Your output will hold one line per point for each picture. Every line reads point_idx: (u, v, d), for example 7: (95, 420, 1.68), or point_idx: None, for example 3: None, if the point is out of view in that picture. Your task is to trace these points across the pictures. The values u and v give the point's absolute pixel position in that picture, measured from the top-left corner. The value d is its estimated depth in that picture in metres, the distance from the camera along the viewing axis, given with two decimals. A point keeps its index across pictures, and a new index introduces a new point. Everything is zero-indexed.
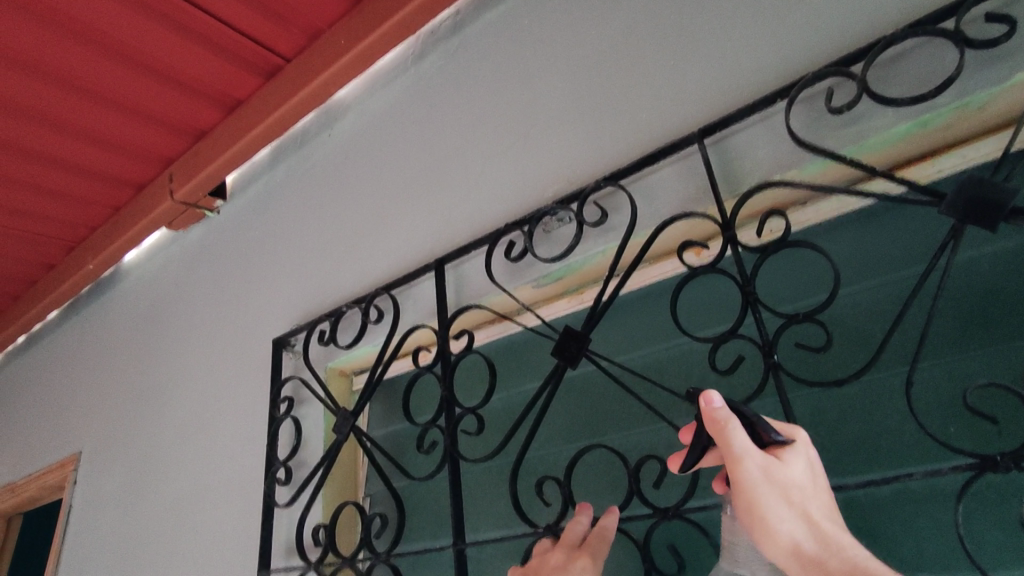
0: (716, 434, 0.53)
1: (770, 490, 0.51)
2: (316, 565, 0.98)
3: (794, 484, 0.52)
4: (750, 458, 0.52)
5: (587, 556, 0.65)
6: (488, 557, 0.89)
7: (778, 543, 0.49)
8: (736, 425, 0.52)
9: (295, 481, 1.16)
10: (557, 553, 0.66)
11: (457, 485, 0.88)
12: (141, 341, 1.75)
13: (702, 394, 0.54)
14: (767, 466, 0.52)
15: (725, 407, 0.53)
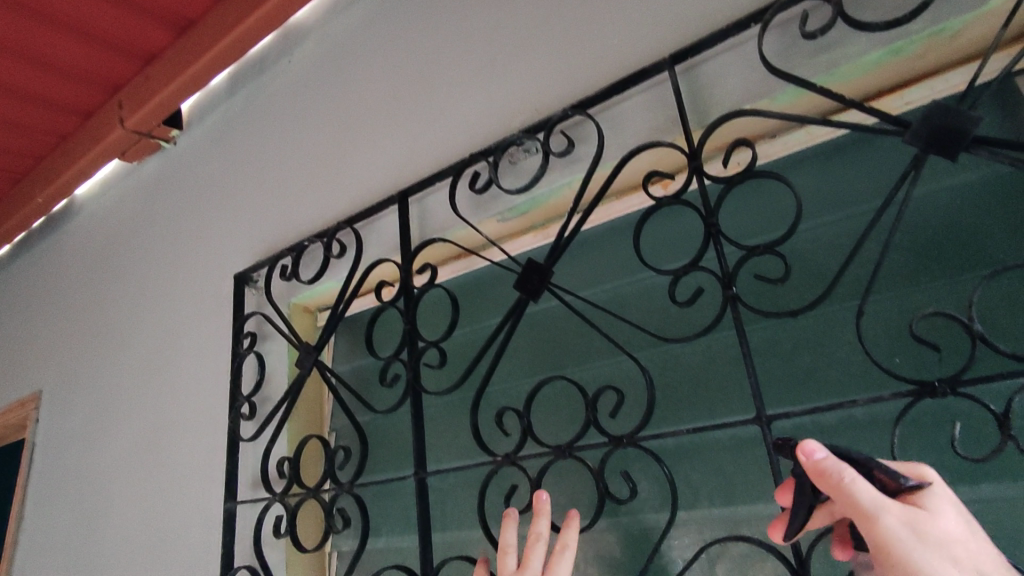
0: (834, 491, 0.44)
1: (928, 553, 0.42)
2: (282, 496, 0.98)
3: (953, 540, 0.42)
4: (887, 513, 0.43)
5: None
6: (450, 485, 0.91)
7: None
8: (854, 472, 0.43)
9: (260, 415, 1.16)
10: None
11: (419, 418, 0.88)
12: (99, 277, 1.69)
13: (799, 448, 0.46)
14: (911, 521, 0.42)
15: (832, 456, 0.45)
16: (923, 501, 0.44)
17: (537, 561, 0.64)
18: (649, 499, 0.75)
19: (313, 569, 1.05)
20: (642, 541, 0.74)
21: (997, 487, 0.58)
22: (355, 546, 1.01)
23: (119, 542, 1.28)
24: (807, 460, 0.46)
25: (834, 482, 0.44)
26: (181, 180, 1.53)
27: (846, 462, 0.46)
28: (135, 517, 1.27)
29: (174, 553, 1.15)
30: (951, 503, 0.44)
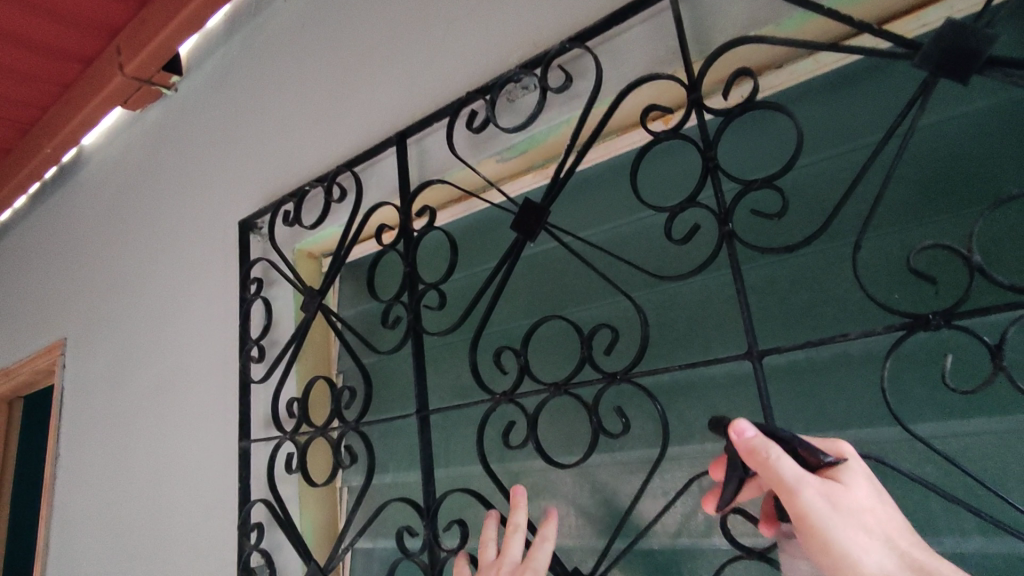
0: (759, 465, 0.47)
1: (843, 522, 0.44)
2: (292, 434, 1.01)
3: (865, 510, 0.45)
4: (808, 486, 0.45)
5: (530, 574, 0.62)
6: (454, 423, 0.94)
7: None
8: (779, 450, 0.46)
9: (269, 358, 1.19)
10: (502, 571, 0.63)
11: (421, 358, 0.89)
12: (112, 227, 1.70)
13: (731, 427, 0.49)
14: (829, 492, 0.45)
15: (759, 434, 0.48)
16: (840, 475, 0.47)
17: (516, 550, 0.65)
18: (643, 433, 0.76)
19: (325, 502, 1.10)
20: (636, 473, 0.76)
21: (989, 421, 0.57)
22: (363, 480, 1.05)
23: (145, 479, 1.34)
24: (738, 438, 0.49)
25: (762, 458, 0.47)
26: (184, 127, 1.52)
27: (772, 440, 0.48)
28: (158, 455, 1.32)
29: (195, 488, 1.20)
30: (864, 477, 0.47)
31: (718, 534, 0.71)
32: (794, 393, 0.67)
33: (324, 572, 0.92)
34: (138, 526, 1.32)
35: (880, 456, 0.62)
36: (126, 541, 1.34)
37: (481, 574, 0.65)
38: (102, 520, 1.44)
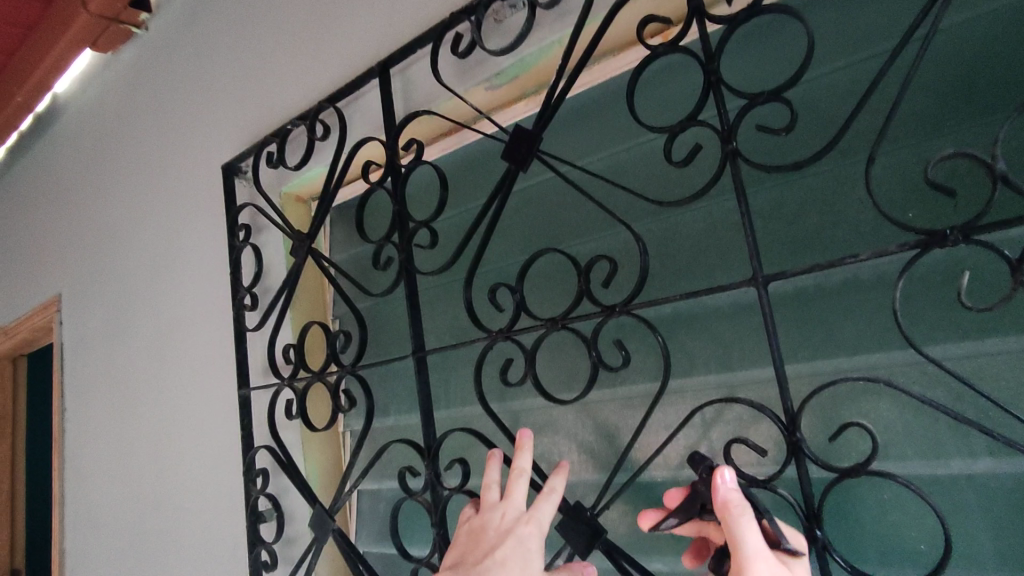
0: (729, 520, 0.50)
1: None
2: (290, 381, 1.00)
3: None
4: (762, 560, 0.49)
5: (534, 522, 0.63)
6: (453, 364, 0.93)
7: None
8: (752, 516, 0.50)
9: (263, 306, 1.16)
10: (504, 516, 0.64)
11: (414, 298, 0.87)
12: (95, 178, 1.65)
13: (716, 473, 0.52)
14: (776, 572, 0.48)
15: (739, 492, 0.51)
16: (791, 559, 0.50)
17: (519, 496, 0.66)
18: (644, 366, 0.75)
19: (328, 446, 1.10)
20: (638, 407, 0.75)
21: (1006, 341, 0.55)
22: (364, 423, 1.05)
23: (151, 430, 1.35)
24: (718, 485, 0.52)
25: (733, 515, 0.50)
26: (159, 69, 1.44)
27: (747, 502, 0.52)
28: (162, 407, 1.32)
29: (200, 437, 1.21)
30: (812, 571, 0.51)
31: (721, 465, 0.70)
32: (801, 320, 0.65)
33: (330, 513, 0.93)
34: (147, 475, 1.34)
35: (889, 379, 0.60)
36: (138, 490, 1.36)
37: (483, 517, 0.66)
38: (113, 471, 1.46)
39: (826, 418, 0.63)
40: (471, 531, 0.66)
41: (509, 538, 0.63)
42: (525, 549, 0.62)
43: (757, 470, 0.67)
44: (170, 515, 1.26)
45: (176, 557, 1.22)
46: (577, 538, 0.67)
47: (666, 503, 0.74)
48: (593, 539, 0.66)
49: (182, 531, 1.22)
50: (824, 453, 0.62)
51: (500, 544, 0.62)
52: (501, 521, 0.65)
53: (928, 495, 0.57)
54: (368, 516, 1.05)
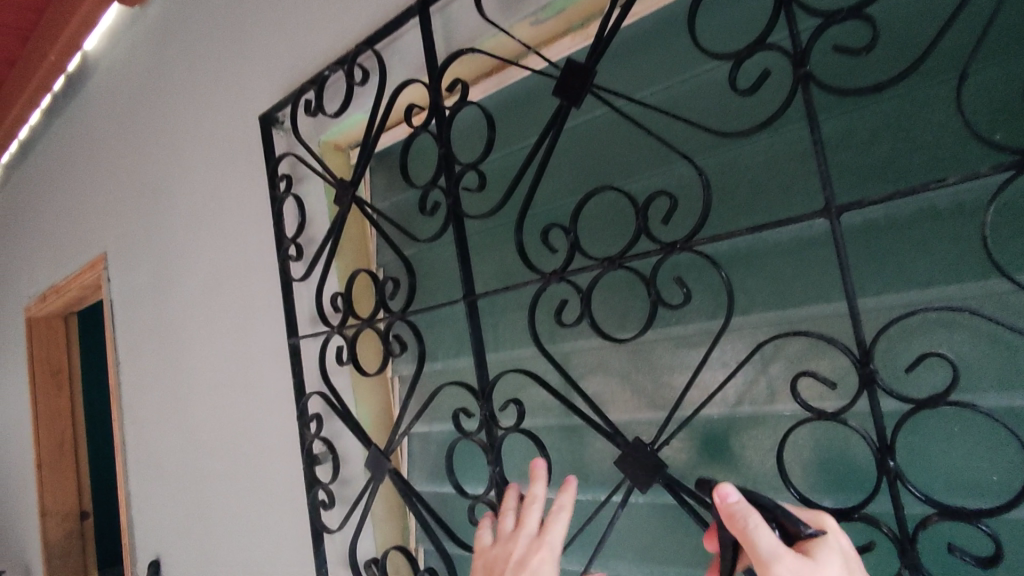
0: (741, 532, 0.50)
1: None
2: (340, 328, 1.02)
3: None
4: (780, 560, 0.48)
5: (548, 545, 0.66)
6: (502, 308, 0.93)
7: None
8: (759, 518, 0.50)
9: (307, 257, 1.17)
10: (519, 544, 0.67)
11: (463, 243, 0.86)
12: (131, 135, 1.66)
13: (714, 490, 0.53)
14: (801, 568, 0.48)
15: (742, 501, 0.51)
16: (815, 550, 0.50)
17: (531, 522, 0.69)
18: (703, 305, 0.73)
19: (378, 391, 1.13)
20: (696, 347, 0.75)
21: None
22: (413, 369, 1.07)
23: (204, 381, 1.39)
24: (721, 502, 0.52)
25: (742, 524, 0.50)
26: (188, 19, 1.42)
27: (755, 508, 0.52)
28: (213, 358, 1.36)
29: (253, 386, 1.24)
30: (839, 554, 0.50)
31: (783, 401, 0.69)
32: (875, 251, 0.63)
33: (385, 454, 0.96)
34: (204, 422, 1.39)
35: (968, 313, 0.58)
36: (196, 438, 1.42)
37: (500, 548, 0.69)
38: (170, 420, 1.52)
39: (901, 352, 0.61)
40: (488, 566, 0.68)
41: (525, 568, 0.65)
42: (542, 571, 0.64)
43: (825, 404, 0.66)
44: (229, 460, 1.31)
45: (238, 498, 1.28)
46: (638, 472, 0.69)
47: (724, 440, 0.74)
48: (654, 472, 0.68)
49: (241, 473, 1.28)
50: (897, 385, 0.61)
51: (517, 574, 0.64)
52: (516, 548, 0.67)
53: (1013, 426, 0.55)
54: (420, 458, 1.08)
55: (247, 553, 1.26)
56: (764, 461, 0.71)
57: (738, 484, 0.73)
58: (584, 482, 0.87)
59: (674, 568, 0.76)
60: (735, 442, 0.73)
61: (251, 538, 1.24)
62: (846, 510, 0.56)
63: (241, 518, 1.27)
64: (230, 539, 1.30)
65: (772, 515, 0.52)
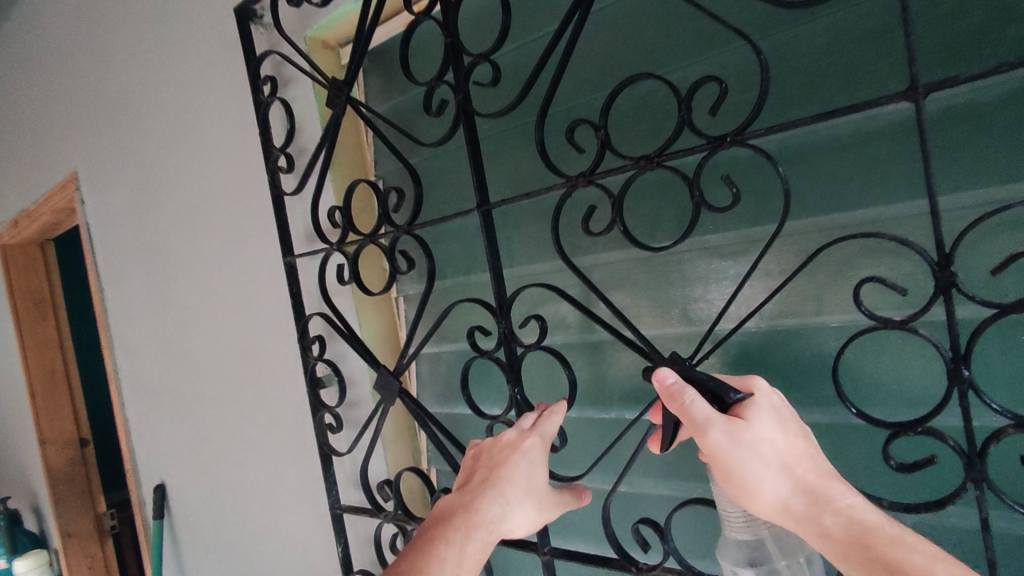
0: (679, 408, 0.53)
1: (742, 457, 0.50)
2: (339, 245, 0.94)
3: (764, 444, 0.50)
4: (712, 428, 0.50)
5: (536, 434, 0.72)
6: (520, 218, 0.86)
7: (764, 505, 0.50)
8: (691, 394, 0.52)
9: (299, 168, 1.08)
10: (510, 431, 0.73)
11: (474, 147, 0.78)
12: (92, 38, 1.50)
13: (653, 374, 0.55)
14: (730, 432, 0.51)
15: (677, 379, 0.53)
16: (746, 412, 0.52)
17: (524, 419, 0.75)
18: (746, 209, 0.68)
19: (383, 310, 1.07)
20: (737, 257, 0.69)
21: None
22: (421, 288, 1.00)
23: (196, 307, 1.32)
24: (660, 383, 0.55)
25: (679, 402, 0.53)
26: None
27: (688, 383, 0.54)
28: (203, 283, 1.28)
29: (248, 310, 1.18)
30: (769, 412, 0.52)
31: (829, 311, 0.64)
32: (964, 142, 0.54)
33: (395, 375, 0.91)
34: (199, 347, 1.34)
35: None
36: (193, 365, 1.37)
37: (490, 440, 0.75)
38: (164, 348, 1.47)
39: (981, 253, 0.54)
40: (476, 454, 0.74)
41: (514, 451, 0.71)
42: (528, 462, 0.71)
43: (888, 312, 0.61)
44: (229, 386, 1.27)
45: (241, 422, 1.25)
46: None
47: (761, 355, 0.69)
48: None
49: (242, 397, 1.24)
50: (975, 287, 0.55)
51: (506, 456, 0.71)
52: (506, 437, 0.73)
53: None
54: (431, 378, 1.04)
55: (254, 475, 1.24)
56: (803, 375, 0.66)
57: None
58: (609, 399, 0.83)
59: (705, 486, 0.74)
60: (773, 358, 0.69)
61: (257, 463, 1.22)
62: (904, 426, 0.53)
63: (246, 443, 1.24)
64: (237, 463, 1.28)
65: (706, 388, 0.55)
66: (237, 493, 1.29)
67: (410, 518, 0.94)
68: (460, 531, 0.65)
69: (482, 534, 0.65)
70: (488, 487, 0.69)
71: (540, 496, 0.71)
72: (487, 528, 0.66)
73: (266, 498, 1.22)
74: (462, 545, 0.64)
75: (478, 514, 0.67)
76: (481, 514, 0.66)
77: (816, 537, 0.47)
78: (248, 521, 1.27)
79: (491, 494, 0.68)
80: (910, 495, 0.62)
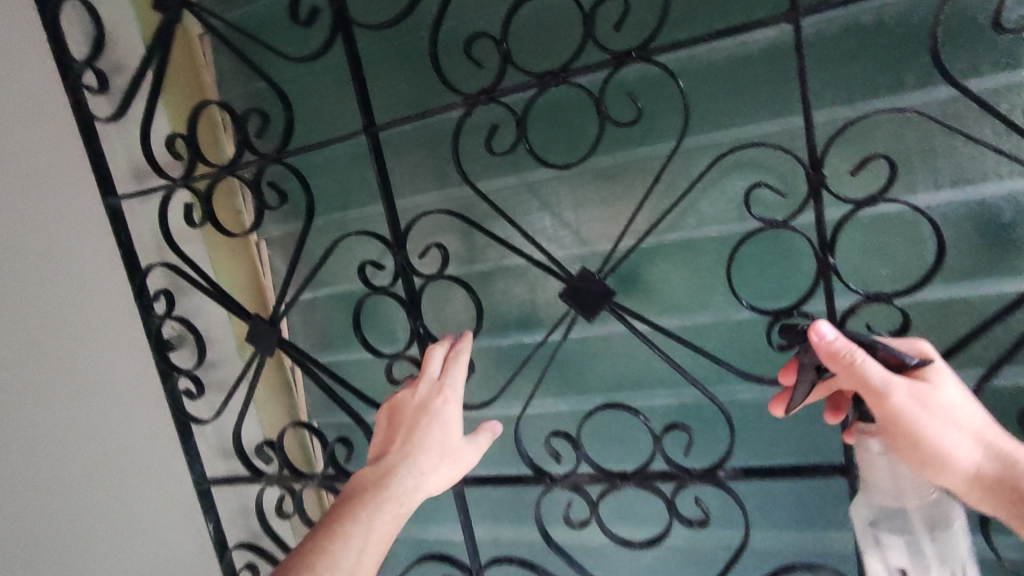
0: (846, 369, 0.52)
1: (930, 417, 0.52)
2: (185, 180, 0.80)
3: (945, 406, 0.52)
4: (895, 389, 0.51)
5: (446, 389, 0.66)
6: (406, 144, 0.81)
7: (950, 468, 0.51)
8: (866, 354, 0.51)
9: (117, 89, 0.87)
10: (420, 389, 0.66)
11: (356, 61, 0.71)
12: None
13: (811, 331, 0.52)
14: (912, 392, 0.51)
15: (843, 338, 0.52)
16: (924, 374, 0.53)
17: (434, 366, 0.68)
18: (637, 132, 0.71)
19: (241, 258, 0.94)
20: (630, 176, 0.73)
21: (1016, 74, 0.60)
22: (288, 227, 0.91)
23: None
24: (817, 341, 0.52)
25: (849, 362, 0.52)
26: None
27: (852, 343, 0.53)
28: None
29: None
30: (946, 374, 0.54)
31: (710, 224, 0.71)
32: (823, 65, 0.63)
33: (273, 324, 0.82)
34: None
35: (916, 115, 0.61)
36: None
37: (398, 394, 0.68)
38: None
39: (836, 160, 0.64)
40: (390, 416, 0.67)
41: (424, 413, 0.65)
42: (439, 422, 0.65)
43: (770, 215, 0.68)
44: (19, 309, 0.80)
45: (50, 372, 0.82)
46: (584, 300, 0.68)
47: (653, 268, 0.74)
48: (600, 300, 0.67)
49: (55, 331, 0.82)
50: (834, 186, 0.66)
51: (416, 421, 0.65)
52: (417, 396, 0.66)
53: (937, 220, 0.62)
54: (305, 329, 0.96)
55: (75, 441, 0.84)
56: (686, 284, 0.73)
57: (661, 309, 0.75)
58: (507, 326, 0.83)
59: (605, 395, 0.79)
60: (664, 271, 0.74)
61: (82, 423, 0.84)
62: (782, 311, 0.61)
63: (72, 399, 0.84)
64: (26, 439, 0.79)
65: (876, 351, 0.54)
66: (33, 491, 0.80)
67: (297, 477, 0.86)
68: (371, 507, 0.59)
69: (399, 509, 0.60)
70: (403, 457, 0.63)
71: (456, 457, 0.65)
72: (400, 499, 0.61)
73: (108, 474, 0.87)
74: (372, 525, 0.58)
75: (390, 486, 0.61)
76: (394, 488, 0.61)
77: (1004, 498, 0.50)
78: (58, 523, 0.82)
79: (405, 464, 0.62)
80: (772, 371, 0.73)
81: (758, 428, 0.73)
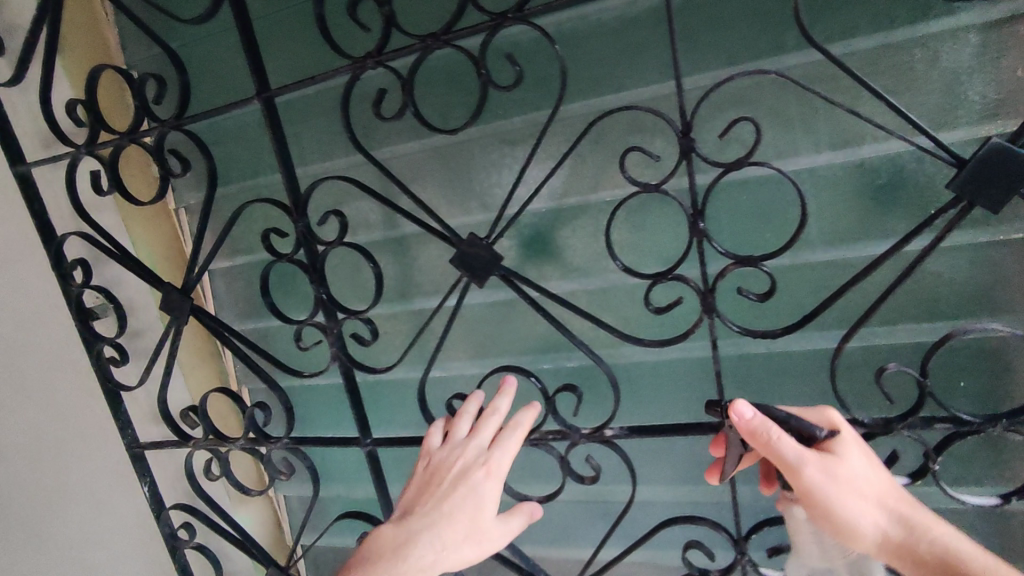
0: (763, 446, 0.53)
1: (840, 490, 0.52)
2: (87, 148, 0.79)
3: (856, 478, 0.53)
4: (806, 465, 0.52)
5: (492, 462, 0.63)
6: (306, 109, 0.80)
7: (862, 538, 0.52)
8: (779, 431, 0.52)
9: (14, 51, 0.85)
10: (462, 457, 0.63)
11: (246, 26, 0.68)
12: None
13: (732, 410, 0.54)
14: (825, 467, 0.52)
15: (760, 415, 0.53)
16: (835, 446, 0.54)
17: (486, 435, 0.64)
18: (529, 94, 0.71)
19: (160, 225, 0.95)
20: (521, 141, 0.73)
21: (890, 35, 0.60)
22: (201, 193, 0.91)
23: None
24: (738, 420, 0.54)
25: (765, 439, 0.53)
26: None
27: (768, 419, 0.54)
28: None
29: None
30: (856, 444, 0.54)
31: (604, 187, 0.71)
32: (704, 28, 0.63)
33: (186, 294, 0.81)
34: None
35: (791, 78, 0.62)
36: None
37: (446, 453, 0.65)
38: None
39: (713, 124, 0.66)
40: (429, 472, 0.64)
41: (462, 484, 0.62)
42: (476, 495, 0.62)
43: (648, 177, 0.70)
44: None
45: None
46: (476, 267, 0.67)
47: (548, 233, 0.75)
48: (489, 266, 0.67)
49: None
50: (711, 150, 0.67)
51: (451, 492, 0.62)
52: (461, 460, 0.64)
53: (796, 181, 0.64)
54: (228, 297, 0.97)
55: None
56: (580, 249, 0.75)
57: (561, 274, 0.76)
58: (416, 291, 0.85)
59: (510, 357, 0.82)
60: (558, 236, 0.75)
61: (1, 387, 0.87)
62: (658, 275, 0.61)
63: None
64: None
65: (790, 426, 0.55)
66: None
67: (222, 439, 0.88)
68: None
69: None
70: (429, 525, 0.61)
71: (484, 537, 0.62)
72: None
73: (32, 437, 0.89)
74: None
75: (407, 561, 0.59)
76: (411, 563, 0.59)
77: (910, 564, 0.51)
78: None
79: (431, 536, 0.60)
80: (658, 332, 0.75)
81: (650, 387, 0.76)
